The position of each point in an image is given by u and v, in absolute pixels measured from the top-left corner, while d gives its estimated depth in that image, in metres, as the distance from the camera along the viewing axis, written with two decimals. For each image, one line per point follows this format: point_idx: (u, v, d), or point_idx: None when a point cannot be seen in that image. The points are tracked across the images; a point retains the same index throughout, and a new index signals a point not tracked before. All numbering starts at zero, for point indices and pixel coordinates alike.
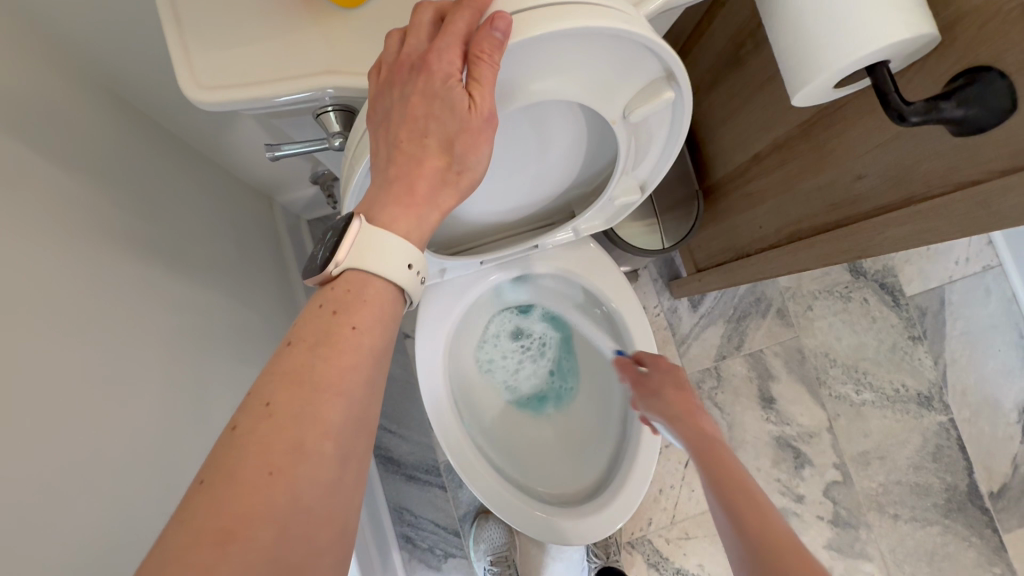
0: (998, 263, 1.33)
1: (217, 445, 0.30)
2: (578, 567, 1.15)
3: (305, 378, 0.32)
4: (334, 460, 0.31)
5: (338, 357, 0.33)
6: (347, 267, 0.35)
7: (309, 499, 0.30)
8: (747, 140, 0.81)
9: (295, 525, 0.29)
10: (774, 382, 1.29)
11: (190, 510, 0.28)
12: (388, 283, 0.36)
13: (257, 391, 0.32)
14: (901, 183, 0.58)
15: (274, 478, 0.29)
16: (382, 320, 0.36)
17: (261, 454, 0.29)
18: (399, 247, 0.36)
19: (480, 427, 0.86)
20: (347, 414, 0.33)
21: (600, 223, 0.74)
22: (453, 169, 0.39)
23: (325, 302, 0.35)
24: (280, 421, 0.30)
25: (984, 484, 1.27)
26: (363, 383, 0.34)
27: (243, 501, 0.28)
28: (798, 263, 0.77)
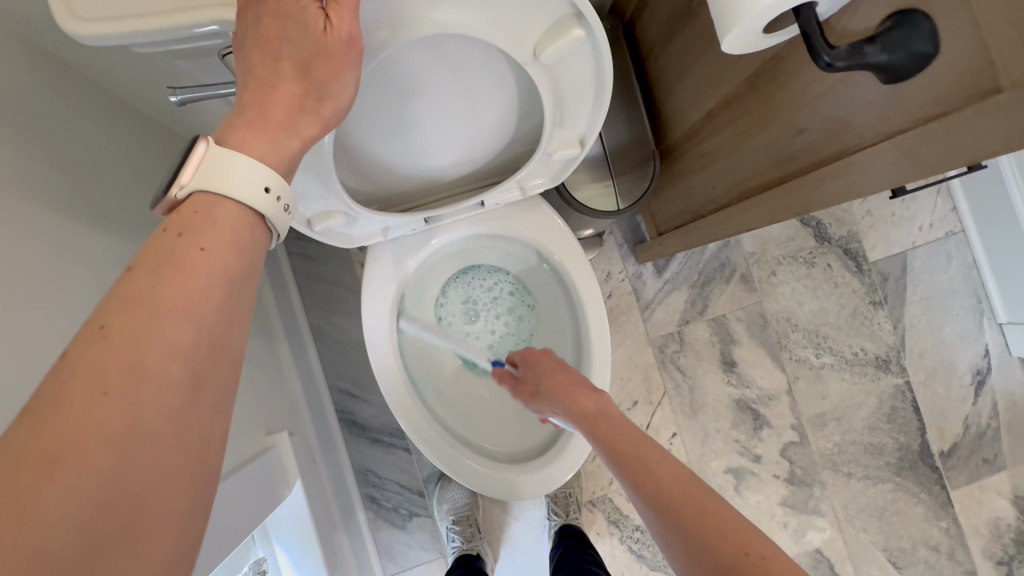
0: (961, 229, 1.34)
1: (48, 374, 0.28)
2: (538, 525, 1.23)
3: (144, 300, 0.30)
4: (183, 382, 0.30)
5: (182, 276, 0.31)
6: (192, 190, 0.34)
7: (154, 420, 0.28)
8: (699, 98, 0.80)
9: (138, 448, 0.28)
10: (736, 347, 1.30)
11: (12, 436, 0.26)
12: (241, 207, 0.35)
13: (94, 316, 0.30)
14: (836, 135, 0.57)
15: (109, 399, 0.27)
16: (237, 243, 0.34)
17: (92, 377, 0.28)
18: (251, 171, 0.35)
19: (434, 389, 0.87)
20: (196, 335, 0.31)
21: (545, 181, 0.73)
22: (312, 96, 0.39)
23: (169, 226, 0.33)
24: (115, 343, 0.29)
25: (935, 444, 1.32)
26: (216, 303, 0.32)
27: (70, 424, 0.26)
28: (745, 223, 0.77)
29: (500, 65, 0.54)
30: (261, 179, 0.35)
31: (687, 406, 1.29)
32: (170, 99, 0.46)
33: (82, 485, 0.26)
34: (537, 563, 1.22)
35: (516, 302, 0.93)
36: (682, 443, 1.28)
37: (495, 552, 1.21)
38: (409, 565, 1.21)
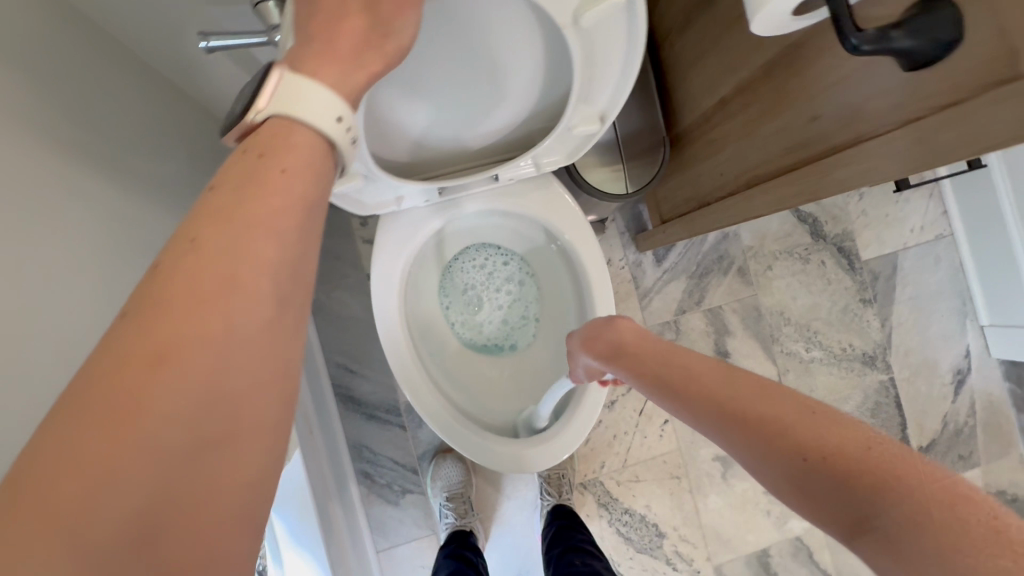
0: (950, 233, 1.38)
1: (143, 281, 0.27)
2: (530, 505, 1.24)
3: (234, 211, 0.28)
4: (272, 297, 0.28)
5: (266, 193, 0.29)
6: (269, 115, 0.32)
7: (247, 332, 0.26)
8: (712, 85, 0.81)
9: (234, 358, 0.26)
10: (729, 337, 1.33)
11: (114, 337, 0.25)
12: (316, 134, 0.32)
13: (185, 227, 0.28)
14: (852, 121, 0.58)
15: (204, 307, 0.26)
16: (315, 167, 0.31)
17: (188, 283, 0.26)
18: (325, 96, 0.32)
19: (437, 363, 0.87)
20: (283, 251, 0.28)
21: (561, 158, 0.74)
22: (377, 30, 0.36)
23: (251, 147, 0.31)
24: (208, 252, 0.27)
25: (915, 439, 1.36)
26: (301, 222, 0.30)
27: (169, 327, 0.25)
28: (752, 210, 0.79)
29: (530, 35, 0.55)
30: (335, 106, 0.32)
31: None
32: (197, 45, 0.46)
33: (185, 392, 0.24)
34: (527, 543, 1.24)
35: (513, 271, 0.93)
36: (673, 429, 1.31)
37: (486, 530, 1.22)
38: (400, 541, 1.21)
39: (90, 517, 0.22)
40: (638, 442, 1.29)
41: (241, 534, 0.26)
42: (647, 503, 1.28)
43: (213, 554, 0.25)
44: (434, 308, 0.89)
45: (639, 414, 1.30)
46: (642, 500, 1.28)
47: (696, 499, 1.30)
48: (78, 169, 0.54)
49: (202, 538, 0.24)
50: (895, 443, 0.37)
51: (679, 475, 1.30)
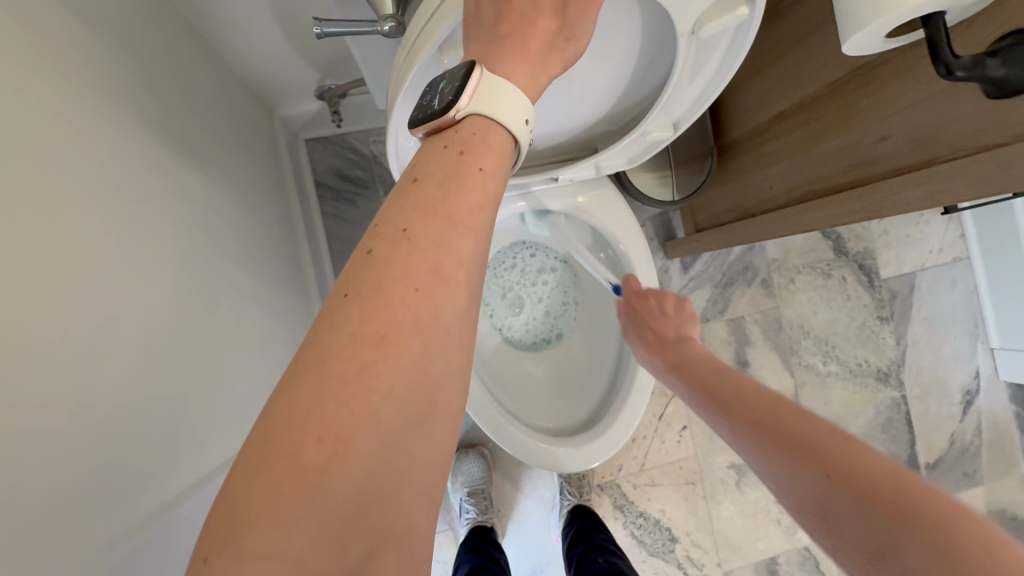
0: (966, 256, 1.41)
1: (354, 264, 0.30)
2: (548, 505, 1.25)
3: (438, 209, 0.31)
4: (467, 290, 0.31)
5: (467, 192, 0.32)
6: (469, 113, 0.34)
7: (448, 321, 0.30)
8: (770, 99, 0.82)
9: (438, 344, 0.29)
10: (750, 348, 1.35)
11: (342, 315, 0.28)
12: (506, 134, 0.35)
13: (389, 219, 0.31)
14: (924, 144, 0.61)
15: (419, 294, 0.29)
16: (504, 167, 0.35)
17: (406, 271, 0.29)
18: (520, 101, 0.35)
19: (481, 360, 0.88)
20: (476, 249, 0.32)
21: (621, 163, 0.74)
22: (562, 35, 0.38)
23: (450, 143, 0.34)
24: (418, 243, 0.30)
25: (923, 456, 1.39)
26: (488, 222, 0.33)
27: (392, 312, 0.28)
28: (804, 224, 0.80)
29: (637, 43, 0.54)
30: (525, 111, 0.36)
31: None
32: (313, 29, 0.49)
33: (406, 368, 0.28)
34: (543, 541, 1.24)
35: (545, 263, 0.94)
36: (690, 436, 1.32)
37: (504, 526, 1.23)
38: None
39: (329, 477, 0.25)
40: (656, 446, 1.31)
41: (428, 506, 0.29)
42: (661, 508, 1.30)
43: (409, 519, 0.28)
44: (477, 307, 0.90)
45: (658, 419, 1.31)
46: (656, 504, 1.29)
47: (710, 505, 1.32)
48: (91, 146, 0.53)
49: (403, 505, 0.28)
50: (919, 481, 0.40)
51: (694, 481, 1.32)
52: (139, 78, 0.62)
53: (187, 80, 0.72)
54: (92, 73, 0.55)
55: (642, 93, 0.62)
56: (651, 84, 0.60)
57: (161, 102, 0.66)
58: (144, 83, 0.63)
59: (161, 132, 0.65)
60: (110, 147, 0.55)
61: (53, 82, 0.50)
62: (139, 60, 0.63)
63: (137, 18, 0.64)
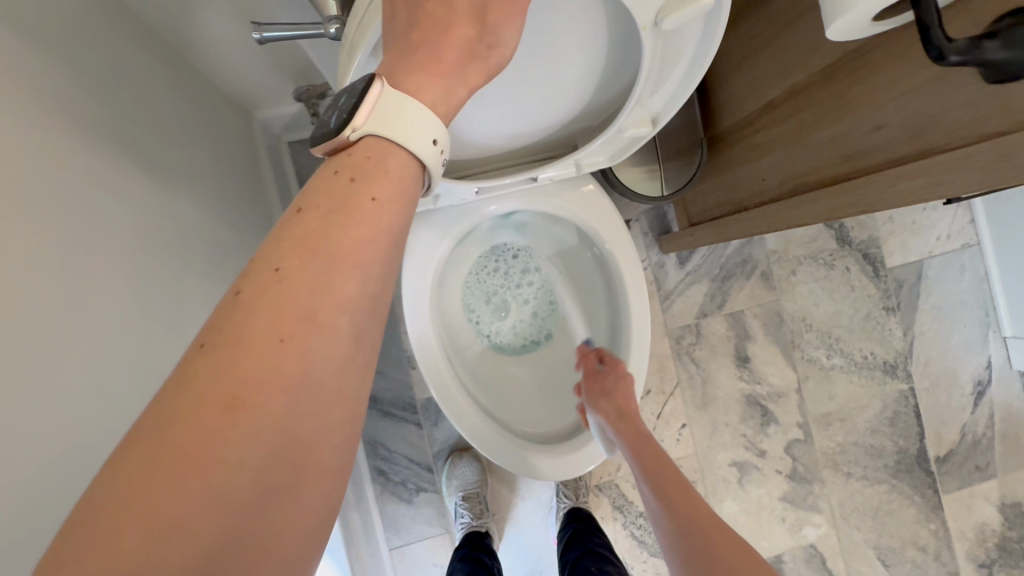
0: (976, 242, 1.35)
1: (222, 307, 0.28)
2: (545, 507, 1.23)
3: (317, 246, 0.29)
4: (349, 336, 0.29)
5: (354, 227, 0.29)
6: (365, 133, 0.32)
7: (323, 373, 0.27)
8: (759, 87, 0.78)
9: (306, 402, 0.27)
10: (750, 343, 1.31)
11: (193, 369, 0.26)
12: (410, 156, 0.33)
13: (265, 256, 0.29)
14: (921, 133, 0.58)
15: (285, 345, 0.27)
16: (405, 196, 0.32)
17: (271, 320, 0.27)
18: (424, 118, 0.32)
19: (467, 367, 0.86)
20: (363, 288, 0.29)
21: (602, 159, 0.71)
22: (483, 42, 0.36)
23: (343, 168, 0.31)
24: (292, 286, 0.28)
25: (932, 449, 1.35)
26: (382, 259, 0.30)
27: (250, 367, 0.26)
28: (797, 218, 0.77)
29: (603, 31, 0.52)
30: (433, 130, 0.33)
31: (699, 399, 1.30)
32: (252, 34, 0.48)
33: (263, 428, 0.26)
34: (541, 544, 1.22)
35: (529, 264, 0.90)
36: (690, 434, 1.30)
37: (500, 530, 1.21)
38: (413, 540, 1.19)
39: (153, 564, 0.23)
40: None
41: None
42: None
43: None
44: (463, 313, 0.88)
45: (656, 417, 1.29)
46: None
47: (712, 504, 1.30)
48: (62, 157, 0.51)
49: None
50: None
51: (695, 480, 1.29)
52: (108, 83, 0.61)
53: (159, 84, 0.70)
54: (62, 83, 0.54)
55: (616, 87, 0.60)
56: (624, 77, 0.58)
57: (134, 108, 0.64)
58: (115, 90, 0.61)
59: (134, 140, 0.63)
60: (81, 159, 0.54)
61: (19, 96, 0.48)
62: (110, 64, 0.61)
63: (100, 21, 0.62)
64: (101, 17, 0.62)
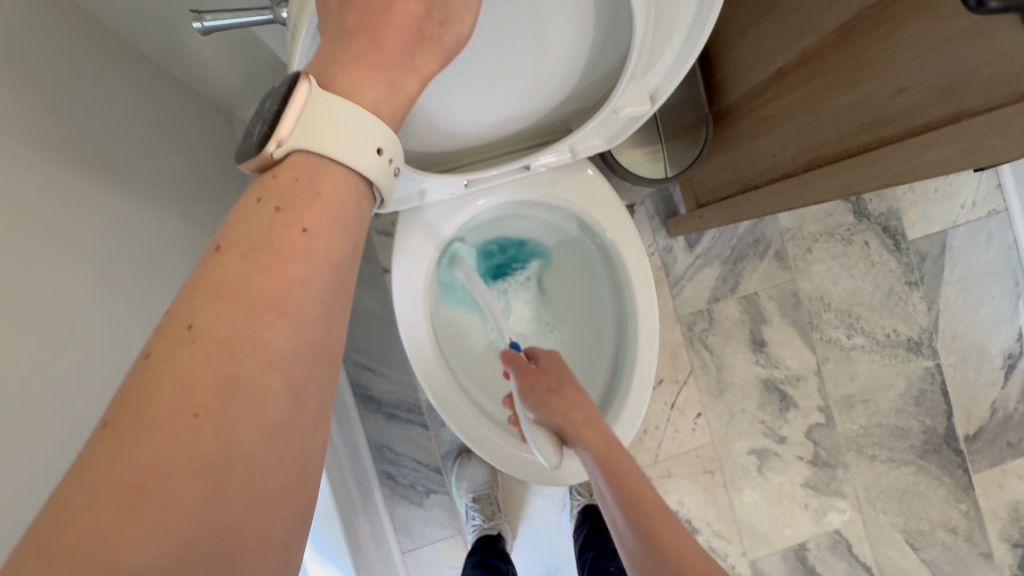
0: (1004, 208, 1.28)
1: (128, 378, 0.26)
2: (559, 504, 1.19)
3: (237, 294, 0.27)
4: (283, 395, 0.27)
5: (281, 266, 0.28)
6: (292, 148, 0.31)
7: (247, 444, 0.26)
8: (766, 55, 0.73)
9: (230, 480, 0.25)
10: (766, 326, 1.26)
11: (89, 455, 0.24)
12: (350, 172, 0.32)
13: (175, 312, 0.27)
14: (950, 95, 0.53)
15: (198, 421, 0.25)
16: (343, 218, 0.31)
17: (180, 394, 0.25)
18: (362, 128, 0.31)
19: (467, 369, 0.82)
20: (293, 338, 0.28)
21: (599, 143, 0.65)
22: (434, 18, 0.35)
23: (266, 196, 0.30)
24: (207, 347, 0.26)
25: (961, 427, 1.29)
26: (318, 303, 0.29)
27: (159, 451, 0.24)
28: (813, 195, 0.71)
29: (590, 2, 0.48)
30: (375, 139, 0.32)
31: (713, 386, 1.25)
32: (194, 25, 0.43)
33: (177, 518, 0.24)
34: (556, 541, 1.19)
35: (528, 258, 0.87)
36: (706, 423, 1.25)
37: (514, 530, 1.18)
38: (426, 543, 1.17)
39: None
40: (670, 436, 1.24)
41: None
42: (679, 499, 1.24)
43: None
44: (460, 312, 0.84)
45: (670, 408, 1.24)
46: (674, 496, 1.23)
47: (731, 493, 1.25)
48: (49, 173, 0.48)
49: None
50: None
51: (713, 470, 1.25)
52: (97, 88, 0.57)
53: (146, 86, 0.67)
54: (48, 91, 0.50)
55: (611, 62, 0.55)
56: (617, 48, 0.53)
57: (120, 112, 0.60)
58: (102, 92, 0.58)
59: (121, 146, 0.60)
60: (71, 173, 0.51)
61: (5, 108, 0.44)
62: (95, 67, 0.58)
63: (83, 20, 0.58)
64: (87, 16, 0.59)
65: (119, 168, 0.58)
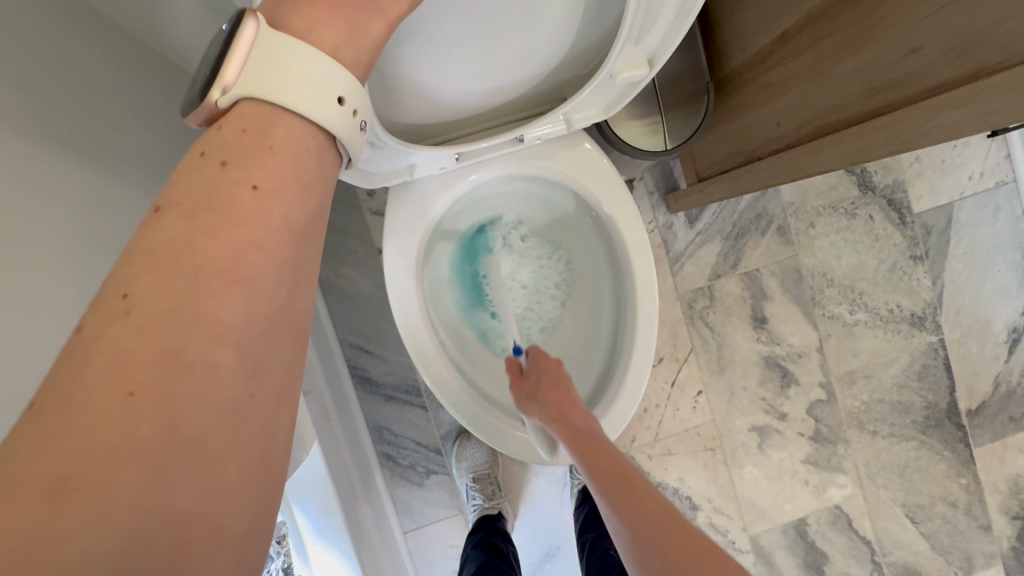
0: (1012, 179, 1.25)
1: (61, 355, 0.24)
2: (559, 482, 1.19)
3: (180, 262, 0.25)
4: (235, 371, 0.26)
5: (229, 230, 0.26)
6: (238, 96, 0.29)
7: (194, 425, 0.25)
8: (772, 17, 0.70)
9: (174, 462, 0.24)
10: (767, 302, 1.24)
11: (17, 439, 0.22)
12: (306, 123, 0.30)
13: (112, 282, 0.25)
14: (966, 53, 0.50)
15: (136, 399, 0.23)
16: (299, 177, 0.29)
17: (117, 368, 0.23)
18: (317, 73, 0.29)
19: (461, 347, 0.80)
20: (244, 310, 0.26)
21: (596, 112, 0.63)
22: None
23: (211, 150, 0.28)
24: (147, 322, 0.24)
25: (963, 402, 1.28)
26: (271, 272, 0.27)
27: (92, 433, 0.22)
28: (818, 165, 0.69)
29: None
30: (335, 87, 0.30)
31: (714, 364, 1.24)
32: None
33: (113, 508, 0.22)
34: (556, 520, 1.20)
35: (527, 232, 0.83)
36: (707, 401, 1.24)
37: (514, 509, 1.18)
38: (427, 522, 1.18)
39: None
40: (670, 414, 1.23)
41: None
42: (679, 477, 1.24)
43: None
44: (455, 288, 0.81)
45: (671, 386, 1.23)
46: (673, 474, 1.23)
47: (731, 470, 1.25)
48: (34, 150, 0.46)
49: None
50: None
51: (713, 447, 1.25)
52: (88, 60, 0.54)
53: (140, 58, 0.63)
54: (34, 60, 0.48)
55: (607, 22, 0.52)
56: (612, 9, 0.51)
57: (109, 83, 0.57)
58: (94, 61, 0.55)
59: (107, 121, 0.57)
60: (57, 151, 0.49)
61: None
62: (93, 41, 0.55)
63: None
64: None
65: (102, 145, 0.56)
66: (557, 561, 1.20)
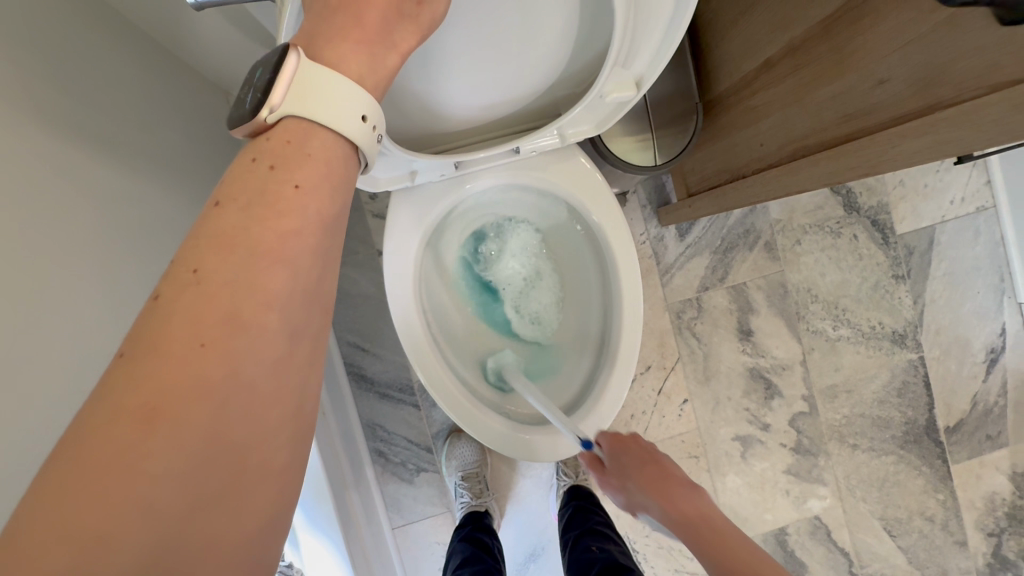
0: (993, 205, 1.29)
1: (140, 317, 0.28)
2: (546, 484, 1.23)
3: (237, 239, 0.29)
4: (280, 333, 0.30)
5: (277, 217, 0.30)
6: (284, 114, 0.33)
7: (250, 376, 0.28)
8: (757, 46, 0.74)
9: (236, 407, 0.28)
10: (753, 315, 1.28)
11: (109, 381, 0.26)
12: (337, 137, 0.34)
13: (183, 256, 0.29)
14: (929, 86, 0.54)
15: (205, 350, 0.27)
16: (332, 177, 0.33)
17: (189, 326, 0.27)
18: (349, 95, 0.33)
19: (453, 344, 0.84)
20: (292, 282, 0.30)
21: (589, 128, 0.67)
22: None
23: (261, 157, 0.32)
24: (211, 288, 0.28)
25: (942, 419, 1.32)
26: (312, 249, 0.31)
27: (169, 378, 0.26)
28: (798, 183, 0.73)
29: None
30: (360, 106, 0.34)
31: (700, 373, 1.27)
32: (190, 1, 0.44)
33: (187, 442, 0.26)
34: (542, 522, 1.23)
35: (523, 237, 0.86)
36: (692, 409, 1.28)
37: (502, 508, 1.21)
38: (415, 519, 1.20)
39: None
40: (656, 421, 1.27)
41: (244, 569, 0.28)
42: None
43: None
44: (451, 285, 0.85)
45: (657, 394, 1.27)
46: None
47: (714, 478, 1.29)
48: (66, 147, 0.50)
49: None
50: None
51: (697, 455, 1.28)
52: (118, 66, 0.59)
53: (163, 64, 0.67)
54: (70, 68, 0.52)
55: (597, 48, 0.57)
56: (602, 38, 0.55)
57: (133, 86, 0.61)
58: (119, 65, 0.59)
59: (130, 122, 0.60)
60: (85, 151, 0.53)
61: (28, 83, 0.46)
62: (123, 45, 0.60)
63: None
64: None
65: (125, 145, 0.59)
66: (541, 561, 1.23)
